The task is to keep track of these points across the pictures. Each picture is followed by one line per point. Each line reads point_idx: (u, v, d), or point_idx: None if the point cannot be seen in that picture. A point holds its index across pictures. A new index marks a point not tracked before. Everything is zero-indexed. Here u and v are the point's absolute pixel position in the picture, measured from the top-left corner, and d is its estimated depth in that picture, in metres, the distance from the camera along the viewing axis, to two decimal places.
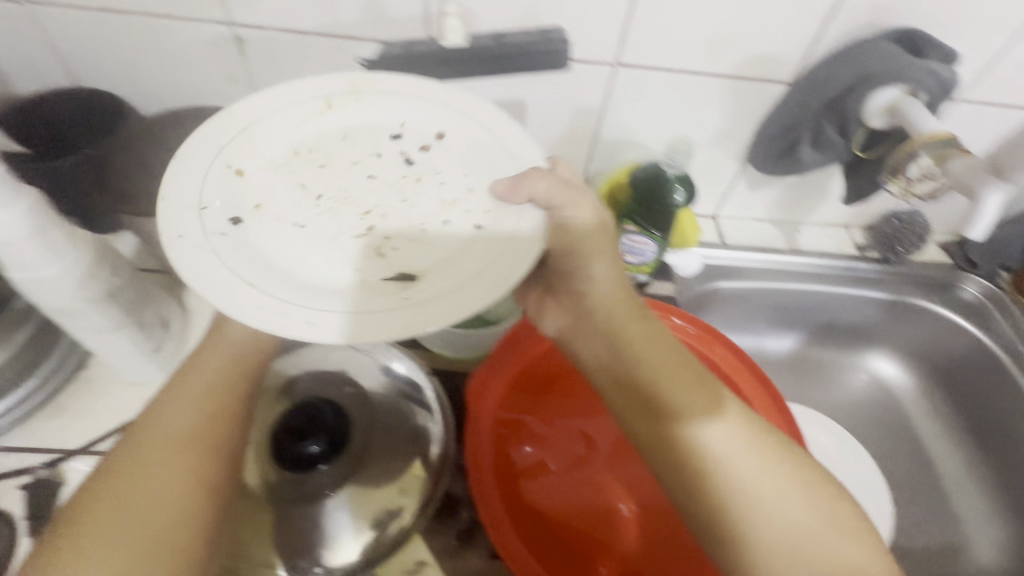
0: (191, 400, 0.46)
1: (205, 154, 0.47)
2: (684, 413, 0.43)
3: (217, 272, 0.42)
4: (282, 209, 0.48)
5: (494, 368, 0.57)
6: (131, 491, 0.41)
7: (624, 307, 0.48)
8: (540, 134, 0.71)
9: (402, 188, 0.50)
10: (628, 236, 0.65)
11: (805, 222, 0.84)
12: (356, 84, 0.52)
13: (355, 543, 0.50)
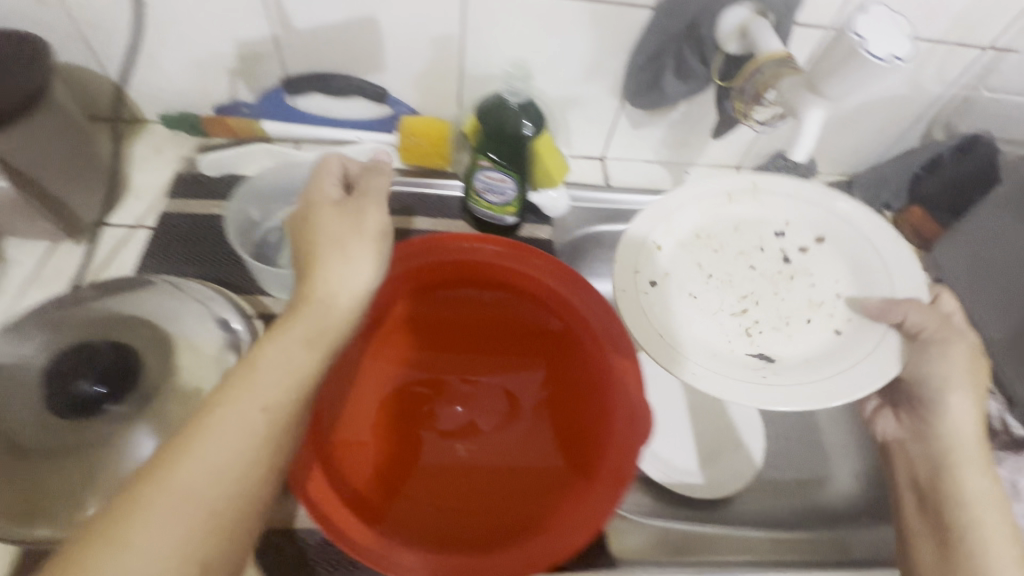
0: (266, 415, 0.35)
1: (631, 259, 0.57)
2: (995, 536, 0.46)
3: (682, 323, 0.56)
4: (683, 280, 0.59)
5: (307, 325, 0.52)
6: (202, 482, 0.32)
7: (967, 451, 0.52)
8: (401, 66, 0.66)
9: (782, 282, 0.59)
10: (485, 174, 0.62)
11: (694, 164, 0.82)
12: (756, 183, 0.63)
13: None
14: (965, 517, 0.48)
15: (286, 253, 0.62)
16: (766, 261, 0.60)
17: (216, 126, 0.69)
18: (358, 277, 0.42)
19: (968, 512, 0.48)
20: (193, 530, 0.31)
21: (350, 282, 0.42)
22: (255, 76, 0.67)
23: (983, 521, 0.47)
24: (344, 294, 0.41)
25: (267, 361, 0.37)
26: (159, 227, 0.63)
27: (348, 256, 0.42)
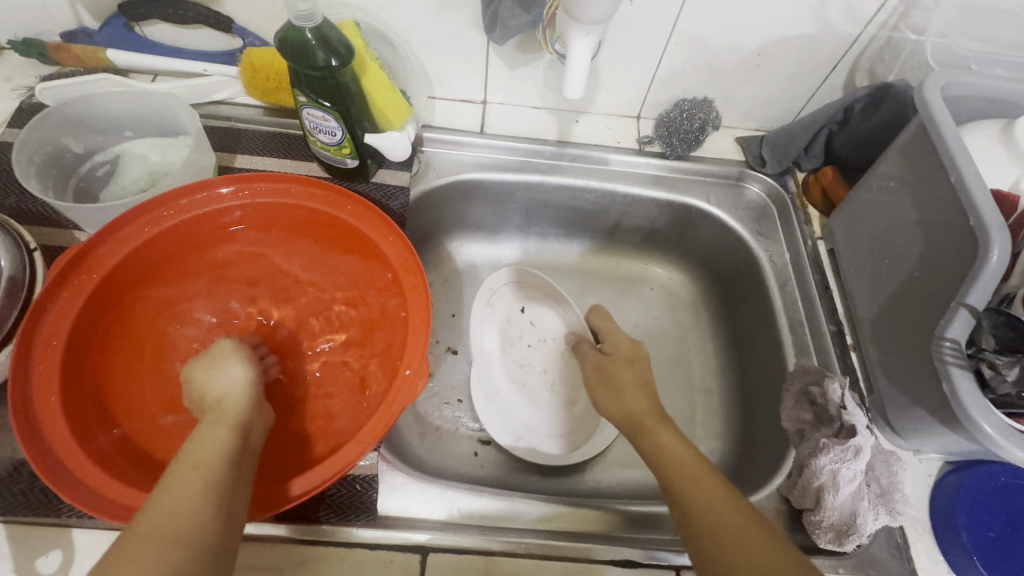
0: (213, 454, 0.38)
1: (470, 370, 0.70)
2: (672, 438, 0.50)
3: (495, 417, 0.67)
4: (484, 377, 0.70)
5: (97, 258, 0.50)
6: (139, 532, 0.33)
7: (640, 411, 0.54)
8: None
9: (537, 355, 0.73)
10: (308, 111, 0.57)
11: (586, 112, 0.75)
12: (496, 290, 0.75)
13: None
14: (649, 436, 0.51)
15: (111, 187, 0.61)
16: (529, 335, 0.74)
17: (62, 54, 0.66)
18: (228, 369, 0.47)
19: (651, 427, 0.51)
20: (183, 549, 0.33)
21: (218, 373, 0.47)
22: (91, 0, 0.63)
23: (653, 425, 0.51)
24: (228, 384, 0.46)
25: (223, 421, 0.42)
26: None
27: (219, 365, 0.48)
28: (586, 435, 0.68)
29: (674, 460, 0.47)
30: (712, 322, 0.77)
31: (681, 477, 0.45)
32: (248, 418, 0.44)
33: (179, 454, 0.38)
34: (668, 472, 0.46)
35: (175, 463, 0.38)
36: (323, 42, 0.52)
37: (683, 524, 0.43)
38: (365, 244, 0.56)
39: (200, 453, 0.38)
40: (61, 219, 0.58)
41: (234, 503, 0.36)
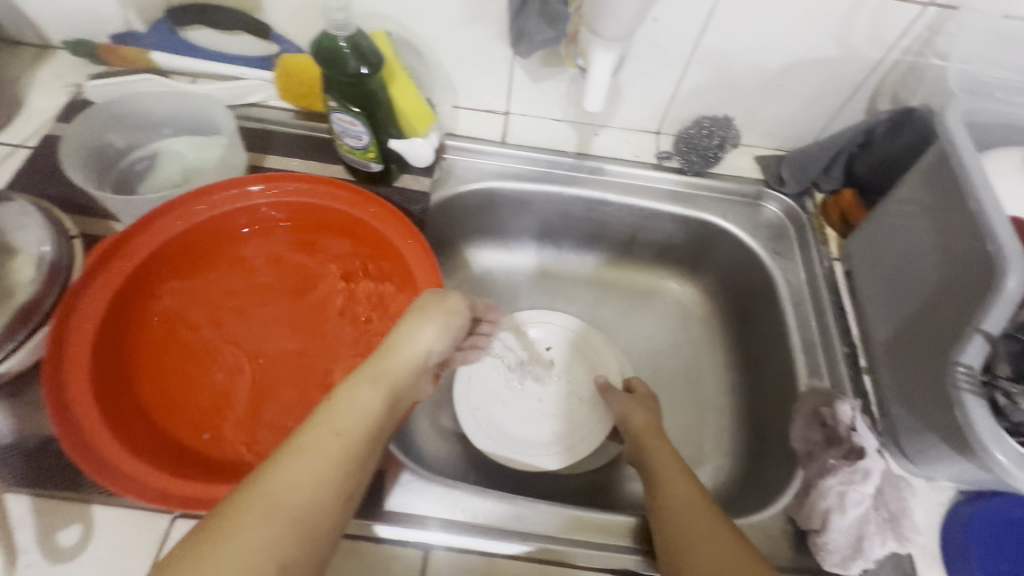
0: (357, 422, 0.41)
1: (481, 387, 0.71)
2: (694, 488, 0.51)
3: (490, 433, 0.67)
4: (491, 391, 0.70)
5: (126, 245, 0.52)
6: (296, 477, 0.37)
7: (649, 435, 0.60)
8: (277, 1, 0.65)
9: (548, 380, 0.72)
10: (336, 116, 0.59)
11: (607, 126, 0.76)
12: (520, 322, 0.76)
13: None
14: (668, 482, 0.52)
15: (148, 182, 0.64)
16: (539, 366, 0.73)
17: (110, 55, 0.70)
18: (428, 335, 0.51)
19: (674, 474, 0.53)
20: (302, 523, 0.35)
21: (418, 337, 0.50)
22: (141, 5, 0.67)
23: (649, 441, 0.59)
24: (420, 348, 0.50)
25: (383, 383, 0.45)
26: (36, 148, 0.65)
27: (416, 324, 0.51)
28: (574, 456, 0.67)
29: (697, 510, 0.48)
30: (726, 339, 0.77)
31: (701, 528, 0.46)
32: (401, 387, 0.47)
33: (331, 409, 0.41)
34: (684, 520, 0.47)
35: (331, 414, 0.41)
36: (354, 50, 0.55)
37: (664, 529, 0.48)
38: (382, 243, 0.58)
39: (349, 418, 0.41)
40: (100, 209, 0.61)
41: (358, 488, 0.39)
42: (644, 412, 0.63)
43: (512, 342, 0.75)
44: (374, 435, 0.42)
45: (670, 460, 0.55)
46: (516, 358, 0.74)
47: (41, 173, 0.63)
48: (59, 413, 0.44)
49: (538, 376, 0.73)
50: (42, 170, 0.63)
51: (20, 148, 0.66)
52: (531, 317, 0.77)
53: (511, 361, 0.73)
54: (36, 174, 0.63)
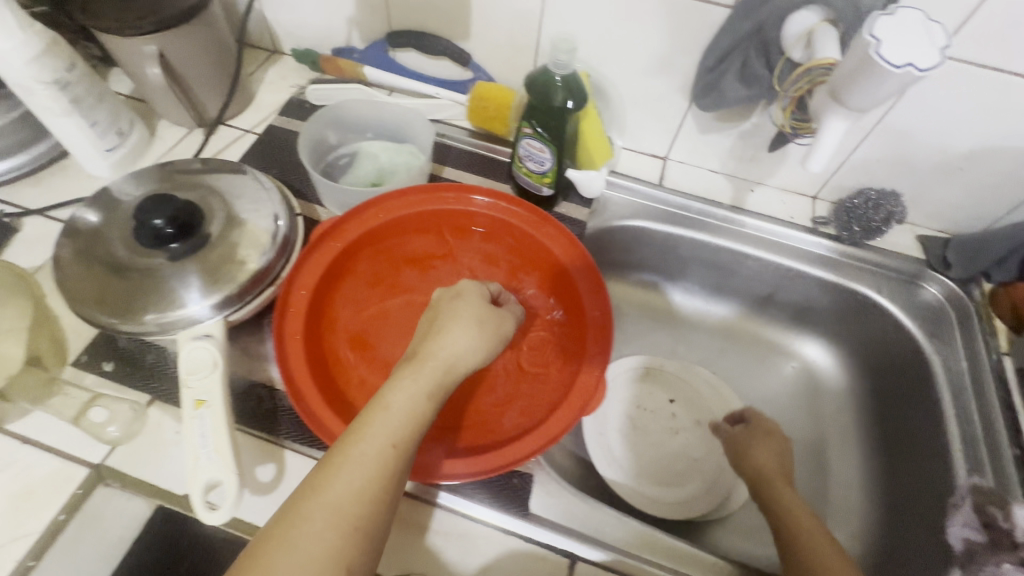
0: (401, 426, 0.41)
1: (605, 420, 0.73)
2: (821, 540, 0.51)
3: (610, 467, 0.69)
4: (614, 427, 0.73)
5: (339, 227, 0.59)
6: (339, 481, 0.38)
7: (773, 469, 0.61)
8: (485, 35, 0.73)
9: (669, 430, 0.74)
10: (527, 141, 0.65)
11: (763, 184, 0.78)
12: (648, 369, 0.78)
13: (158, 327, 0.52)
14: (792, 532, 0.53)
15: (348, 175, 0.72)
16: (662, 414, 0.75)
17: (328, 65, 0.81)
18: (462, 336, 0.49)
19: (797, 524, 0.54)
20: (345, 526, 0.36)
21: (455, 340, 0.49)
22: (366, 26, 0.78)
23: (776, 480, 0.60)
24: (456, 348, 0.48)
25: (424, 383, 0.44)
26: (261, 135, 0.76)
27: (453, 328, 0.49)
28: (688, 513, 0.67)
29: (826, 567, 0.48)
30: (863, 417, 0.74)
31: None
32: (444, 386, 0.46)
33: (377, 414, 0.42)
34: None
35: (374, 418, 0.41)
36: (564, 85, 0.60)
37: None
38: (552, 263, 0.62)
39: (394, 423, 0.41)
40: (310, 194, 0.70)
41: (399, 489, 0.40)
42: (764, 454, 0.64)
43: (638, 385, 0.77)
44: (414, 434, 0.42)
45: (791, 509, 0.56)
46: (641, 401, 0.75)
47: (264, 156, 0.73)
48: (281, 362, 0.51)
49: (660, 423, 0.74)
50: (266, 154, 0.74)
51: (248, 133, 0.77)
52: (660, 366, 0.78)
53: (636, 402, 0.75)
54: (260, 157, 0.73)
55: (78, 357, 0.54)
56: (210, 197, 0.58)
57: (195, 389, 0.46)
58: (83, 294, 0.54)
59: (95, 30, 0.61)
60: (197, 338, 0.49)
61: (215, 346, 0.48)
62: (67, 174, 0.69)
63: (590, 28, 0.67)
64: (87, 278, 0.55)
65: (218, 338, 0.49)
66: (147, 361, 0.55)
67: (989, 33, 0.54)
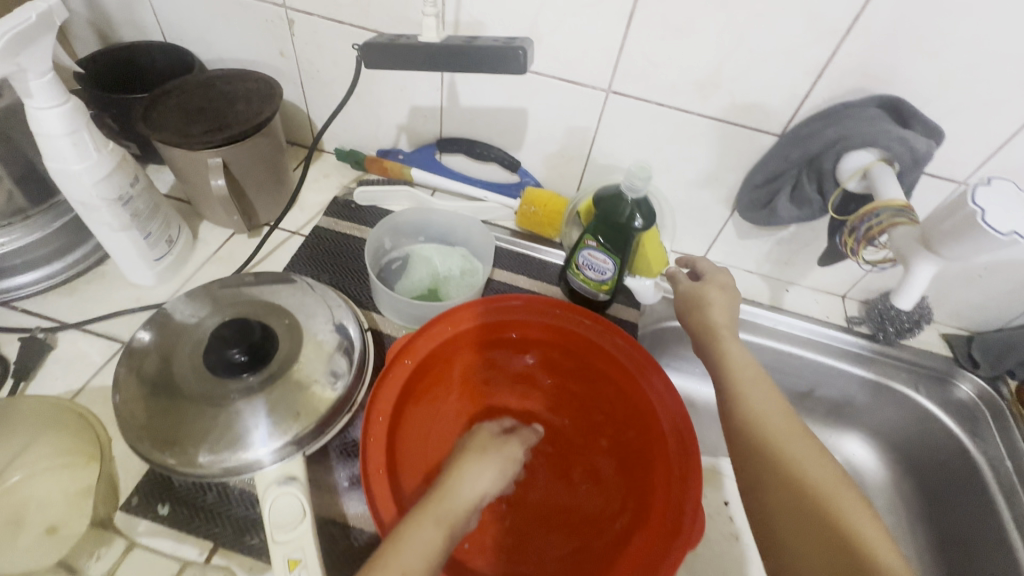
0: (418, 565, 0.41)
1: None
2: (769, 417, 0.49)
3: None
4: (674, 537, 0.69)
5: (412, 342, 0.57)
6: None
7: (747, 365, 0.54)
8: (538, 146, 0.76)
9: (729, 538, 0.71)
10: (589, 252, 0.66)
11: (796, 284, 0.82)
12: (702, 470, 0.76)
13: (223, 468, 0.47)
14: (743, 410, 0.51)
15: (402, 280, 0.71)
16: (720, 519, 0.72)
17: (374, 165, 0.81)
18: (473, 479, 0.49)
19: (748, 402, 0.51)
20: None
21: (467, 480, 0.49)
22: (417, 133, 0.80)
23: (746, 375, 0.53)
24: (469, 492, 0.48)
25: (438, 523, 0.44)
26: (309, 237, 0.75)
27: (463, 468, 0.50)
28: None
29: (772, 444, 0.47)
30: (913, 515, 0.76)
31: (781, 465, 0.46)
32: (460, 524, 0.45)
33: (393, 551, 0.41)
34: (763, 458, 0.47)
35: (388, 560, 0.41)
36: (635, 205, 0.62)
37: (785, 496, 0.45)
38: (622, 373, 0.61)
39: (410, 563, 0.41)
40: (366, 301, 0.68)
41: None
42: (720, 318, 0.58)
43: None
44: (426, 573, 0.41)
45: (742, 382, 0.52)
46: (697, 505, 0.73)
47: (314, 261, 0.72)
48: (366, 492, 0.48)
49: (719, 530, 0.71)
50: (316, 258, 0.72)
51: (295, 234, 0.75)
52: (715, 467, 0.77)
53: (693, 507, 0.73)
54: (309, 261, 0.72)
55: (129, 500, 0.49)
56: (280, 318, 0.56)
57: (285, 545, 0.43)
58: (143, 430, 0.49)
59: (160, 144, 0.61)
60: (283, 484, 0.46)
61: (302, 491, 0.45)
62: (105, 282, 0.65)
63: (643, 145, 0.71)
64: (147, 411, 0.50)
65: (303, 481, 0.46)
66: (207, 501, 0.50)
67: (1012, 167, 0.60)
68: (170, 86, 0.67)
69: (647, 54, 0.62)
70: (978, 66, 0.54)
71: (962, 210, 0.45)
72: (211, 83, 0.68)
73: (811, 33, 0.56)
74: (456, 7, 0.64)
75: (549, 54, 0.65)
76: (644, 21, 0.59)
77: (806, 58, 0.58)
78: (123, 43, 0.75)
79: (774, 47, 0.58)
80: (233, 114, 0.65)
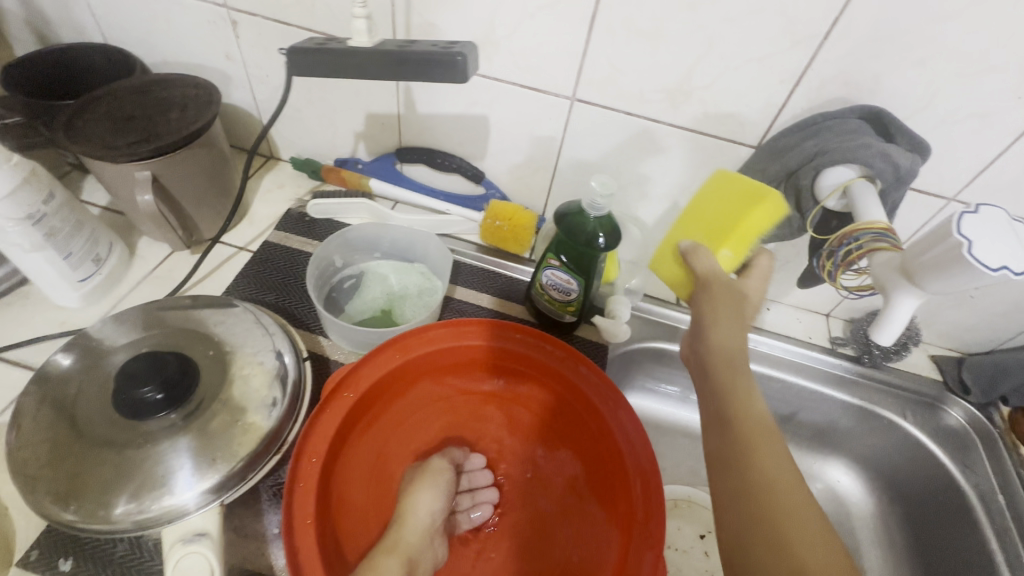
0: None
1: None
2: (770, 438, 0.43)
3: None
4: None
5: (351, 377, 0.52)
6: None
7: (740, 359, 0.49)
8: (502, 156, 0.71)
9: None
10: (552, 271, 0.62)
11: (777, 301, 0.78)
12: (678, 502, 0.70)
13: (130, 519, 0.42)
14: (739, 429, 0.44)
15: (354, 300, 0.66)
16: (694, 555, 0.67)
17: (330, 175, 0.77)
18: (424, 502, 0.52)
19: (745, 422, 0.44)
20: None
21: (415, 504, 0.51)
22: (375, 141, 0.75)
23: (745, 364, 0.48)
24: (420, 516, 0.51)
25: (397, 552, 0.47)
26: (256, 253, 0.70)
27: (414, 493, 0.52)
28: None
29: (766, 472, 0.41)
30: (898, 545, 0.71)
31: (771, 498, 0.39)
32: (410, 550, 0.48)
33: None
34: (750, 492, 0.40)
35: None
36: (601, 226, 0.58)
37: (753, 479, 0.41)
38: (583, 400, 0.56)
39: None
40: (313, 323, 0.64)
41: None
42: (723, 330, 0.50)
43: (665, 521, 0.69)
44: None
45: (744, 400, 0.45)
46: (670, 539, 0.68)
47: (260, 278, 0.67)
48: (287, 540, 0.43)
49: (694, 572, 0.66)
50: (262, 275, 0.67)
51: (242, 250, 0.70)
52: (690, 499, 0.71)
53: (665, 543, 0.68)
54: (255, 278, 0.67)
55: (28, 552, 0.44)
56: (209, 348, 0.52)
57: None
58: (45, 476, 0.44)
59: (82, 156, 0.56)
60: (191, 542, 0.42)
61: (212, 550, 0.41)
62: (27, 304, 0.60)
63: (613, 156, 0.66)
64: (50, 457, 0.45)
65: (215, 537, 0.42)
66: (117, 553, 0.45)
67: (1003, 183, 0.56)
68: (100, 92, 0.62)
69: (612, 59, 0.57)
70: (967, 74, 0.50)
71: (946, 239, 0.40)
72: (146, 90, 0.64)
73: (785, 37, 0.51)
74: (406, 7, 0.59)
75: (508, 57, 0.60)
76: (607, 23, 0.55)
77: (781, 63, 0.53)
78: (61, 44, 0.70)
79: (747, 53, 0.53)
80: (166, 123, 0.60)
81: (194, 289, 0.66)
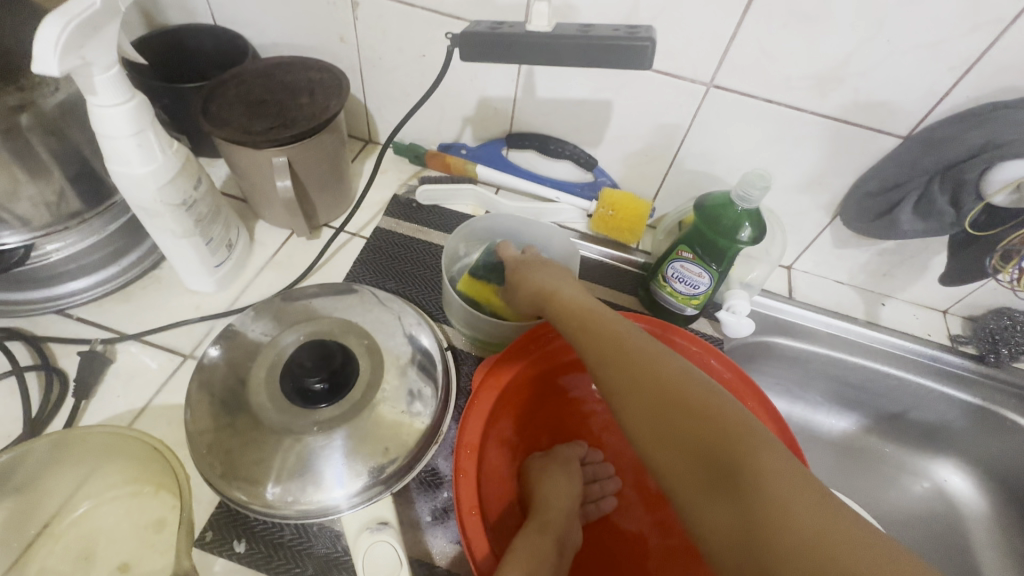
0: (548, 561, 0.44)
1: None
2: (713, 422, 0.38)
3: None
4: None
5: (498, 365, 0.53)
6: None
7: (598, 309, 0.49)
8: (619, 143, 0.69)
9: None
10: (682, 264, 0.61)
11: (892, 297, 0.76)
12: None
13: (307, 504, 0.44)
14: (695, 435, 0.38)
15: None
16: None
17: (433, 161, 0.75)
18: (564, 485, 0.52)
19: (684, 432, 0.38)
20: None
21: (557, 486, 0.52)
22: (484, 127, 0.74)
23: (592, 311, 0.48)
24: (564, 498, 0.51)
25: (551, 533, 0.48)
26: (370, 240, 0.69)
27: (553, 477, 0.53)
28: None
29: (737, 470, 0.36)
30: (1016, 550, 0.70)
31: (745, 497, 0.35)
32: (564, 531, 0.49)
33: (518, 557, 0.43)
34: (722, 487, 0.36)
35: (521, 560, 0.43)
36: (746, 220, 0.56)
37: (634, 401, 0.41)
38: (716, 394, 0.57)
39: (531, 562, 0.43)
40: (436, 311, 0.64)
41: None
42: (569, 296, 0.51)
43: None
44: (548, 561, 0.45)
45: (671, 388, 0.40)
46: None
47: (380, 266, 0.67)
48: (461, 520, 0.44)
49: None
50: (380, 263, 0.67)
51: (355, 236, 0.70)
52: None
53: None
54: (374, 265, 0.67)
55: (204, 534, 0.45)
56: (359, 337, 0.52)
57: None
58: (222, 460, 0.45)
59: (222, 141, 0.56)
60: (376, 531, 0.42)
61: (397, 540, 0.41)
62: (161, 288, 0.61)
63: (741, 145, 0.64)
64: (225, 441, 0.46)
65: (397, 527, 0.42)
66: (286, 537, 0.46)
67: None
68: (228, 75, 0.61)
69: (762, 44, 0.55)
70: None
71: None
72: (271, 73, 0.63)
73: (967, 20, 0.48)
74: None
75: None
76: (765, 5, 0.52)
77: (955, 49, 0.50)
78: (176, 26, 0.70)
79: (917, 37, 0.50)
80: (297, 108, 0.59)
81: (315, 275, 0.66)
